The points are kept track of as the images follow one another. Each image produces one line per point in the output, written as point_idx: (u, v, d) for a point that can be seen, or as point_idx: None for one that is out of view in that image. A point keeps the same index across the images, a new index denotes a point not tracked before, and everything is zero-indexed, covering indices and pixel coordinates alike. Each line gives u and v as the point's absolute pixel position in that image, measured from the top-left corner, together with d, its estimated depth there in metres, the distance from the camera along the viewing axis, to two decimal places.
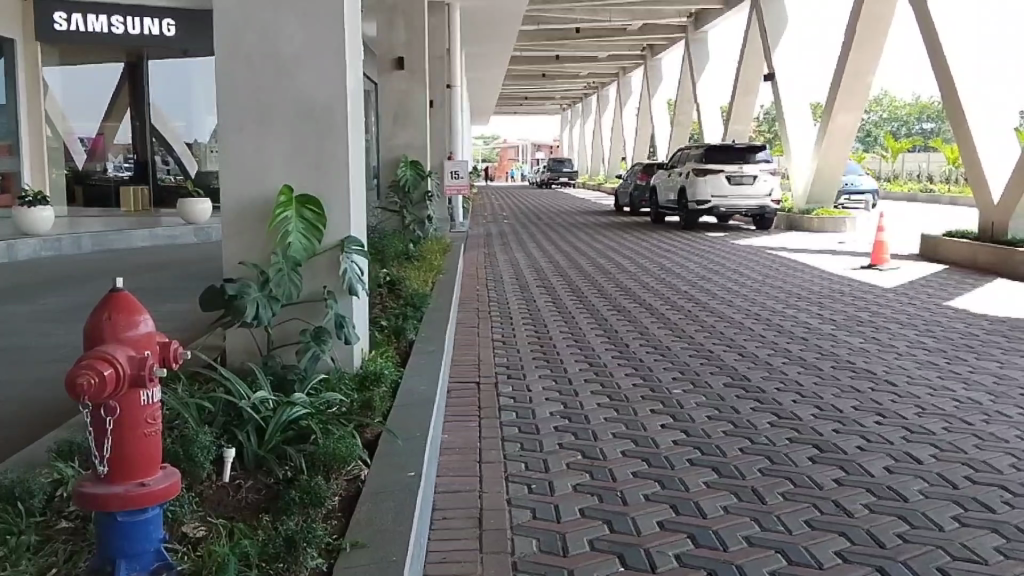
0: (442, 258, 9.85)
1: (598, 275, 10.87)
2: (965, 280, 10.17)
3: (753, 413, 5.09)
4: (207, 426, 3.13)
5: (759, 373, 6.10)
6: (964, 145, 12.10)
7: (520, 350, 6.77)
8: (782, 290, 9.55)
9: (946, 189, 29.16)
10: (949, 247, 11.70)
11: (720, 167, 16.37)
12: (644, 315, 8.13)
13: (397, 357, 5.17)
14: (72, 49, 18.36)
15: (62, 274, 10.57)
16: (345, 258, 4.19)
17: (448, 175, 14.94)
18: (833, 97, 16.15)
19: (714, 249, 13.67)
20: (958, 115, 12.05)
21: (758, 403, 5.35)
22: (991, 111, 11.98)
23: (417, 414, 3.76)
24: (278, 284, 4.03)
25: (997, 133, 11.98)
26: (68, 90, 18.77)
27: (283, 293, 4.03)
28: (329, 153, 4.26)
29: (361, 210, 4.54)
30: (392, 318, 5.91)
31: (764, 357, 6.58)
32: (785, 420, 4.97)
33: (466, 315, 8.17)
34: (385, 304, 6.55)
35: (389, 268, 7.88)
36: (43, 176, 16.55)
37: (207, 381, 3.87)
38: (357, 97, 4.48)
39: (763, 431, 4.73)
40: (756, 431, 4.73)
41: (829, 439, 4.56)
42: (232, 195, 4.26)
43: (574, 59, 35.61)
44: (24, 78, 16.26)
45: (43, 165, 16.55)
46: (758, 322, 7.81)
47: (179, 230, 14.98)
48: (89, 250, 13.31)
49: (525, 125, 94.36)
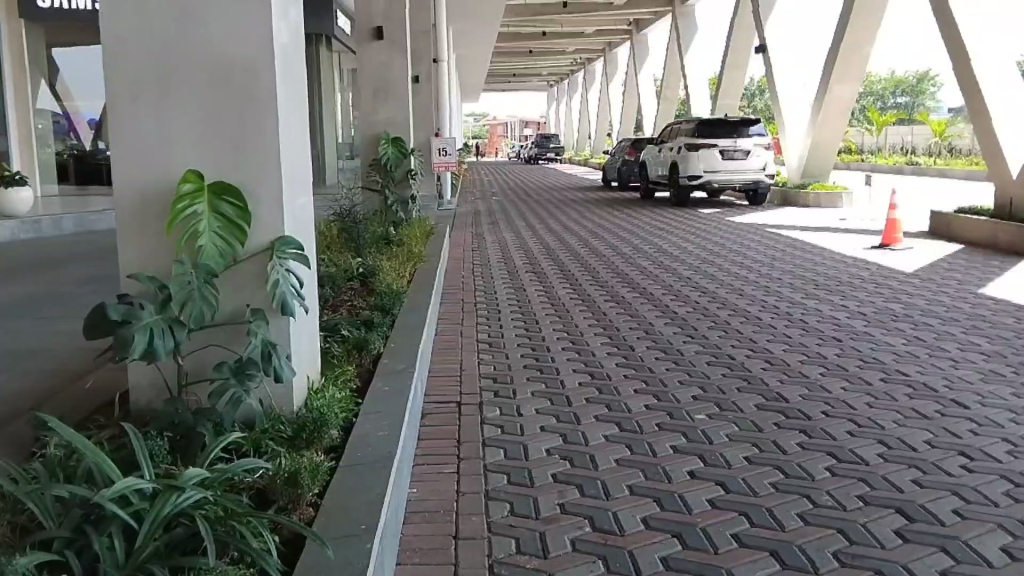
0: (424, 244, 8.79)
1: (593, 258, 9.84)
2: (987, 261, 9.06)
3: (805, 454, 3.80)
4: (58, 528, 2.35)
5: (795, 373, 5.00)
6: (977, 115, 10.89)
7: (509, 354, 5.67)
8: (793, 275, 8.43)
9: (932, 162, 28.13)
10: (961, 225, 10.57)
11: (713, 141, 15.28)
12: (647, 308, 7.02)
13: (356, 383, 3.97)
14: (62, 28, 16.93)
15: (19, 261, 9.50)
16: (277, 259, 3.19)
17: (436, 152, 13.86)
18: (828, 69, 15.08)
19: (708, 227, 12.53)
20: (972, 86, 10.81)
21: (804, 437, 4.01)
22: (1004, 77, 10.74)
23: (368, 504, 2.65)
24: (185, 306, 3.05)
25: (1011, 103, 10.76)
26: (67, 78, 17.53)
27: (190, 314, 3.05)
28: (254, 122, 3.21)
29: (301, 199, 3.52)
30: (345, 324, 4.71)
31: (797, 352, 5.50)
32: (846, 464, 3.69)
33: (451, 311, 7.07)
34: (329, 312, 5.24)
35: (362, 261, 6.74)
36: (30, 158, 15.44)
37: (73, 457, 2.82)
38: (294, 56, 3.48)
39: (822, 486, 3.49)
40: (817, 486, 3.49)
41: (915, 501, 3.35)
42: (124, 182, 3.20)
43: (562, 34, 34.43)
44: (11, 60, 14.92)
45: (30, 150, 15.42)
46: (777, 315, 6.70)
47: None
48: (70, 232, 12.20)
49: (512, 99, 93.24)
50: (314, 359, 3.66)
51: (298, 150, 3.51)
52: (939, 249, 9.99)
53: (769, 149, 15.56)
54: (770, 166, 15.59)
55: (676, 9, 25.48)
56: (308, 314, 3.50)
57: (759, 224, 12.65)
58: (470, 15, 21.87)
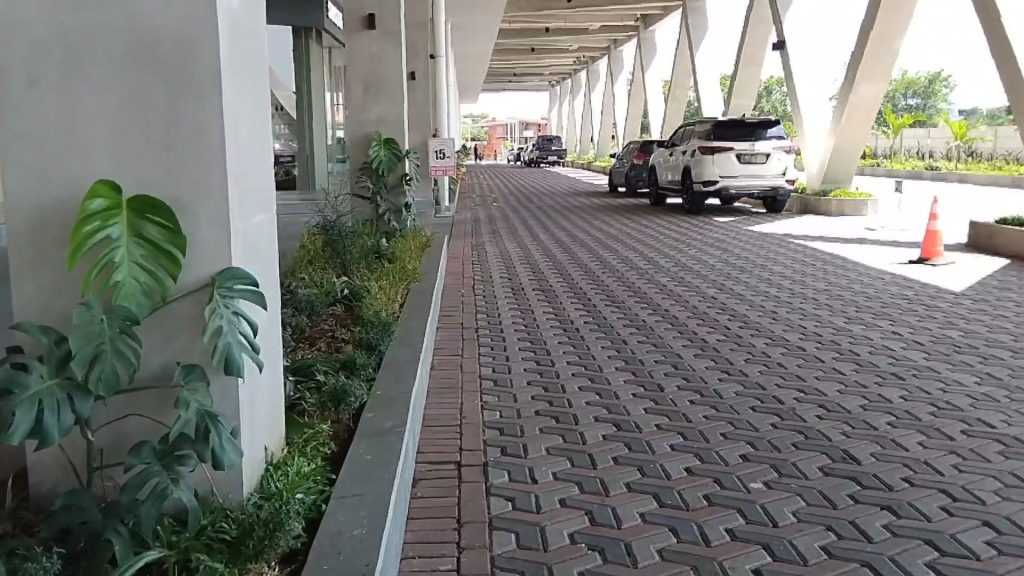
0: (420, 260, 8.02)
1: (606, 272, 9.06)
2: None
3: (898, 544, 3.01)
4: None
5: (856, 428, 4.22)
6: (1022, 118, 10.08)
7: (518, 396, 4.88)
8: (829, 294, 7.67)
9: (951, 167, 27.37)
10: (1006, 237, 9.78)
11: (731, 144, 14.53)
12: (672, 337, 6.24)
13: (334, 450, 3.18)
14: None
15: None
16: (217, 295, 2.35)
17: (433, 154, 13.06)
18: (853, 68, 14.39)
19: (726, 237, 11.77)
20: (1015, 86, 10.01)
21: (892, 517, 3.22)
22: None
23: None
24: (96, 368, 2.20)
25: None
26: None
27: (102, 379, 2.21)
28: (190, 119, 2.41)
29: (258, 218, 2.73)
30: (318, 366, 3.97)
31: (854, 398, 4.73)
32: (955, 560, 2.90)
33: (448, 338, 6.28)
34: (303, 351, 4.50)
35: (346, 293, 5.95)
36: None
37: None
38: (249, 39, 2.70)
39: None
40: None
41: None
42: (20, 199, 2.37)
43: (565, 31, 33.66)
44: None
45: None
46: (820, 346, 5.92)
47: None
48: None
49: (512, 100, 92.53)
50: (276, 419, 2.88)
51: (254, 157, 2.72)
52: (985, 264, 9.20)
53: (790, 153, 14.67)
54: (791, 171, 14.71)
55: (687, 6, 24.73)
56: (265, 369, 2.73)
57: (780, 234, 11.88)
58: (472, 10, 21.09)
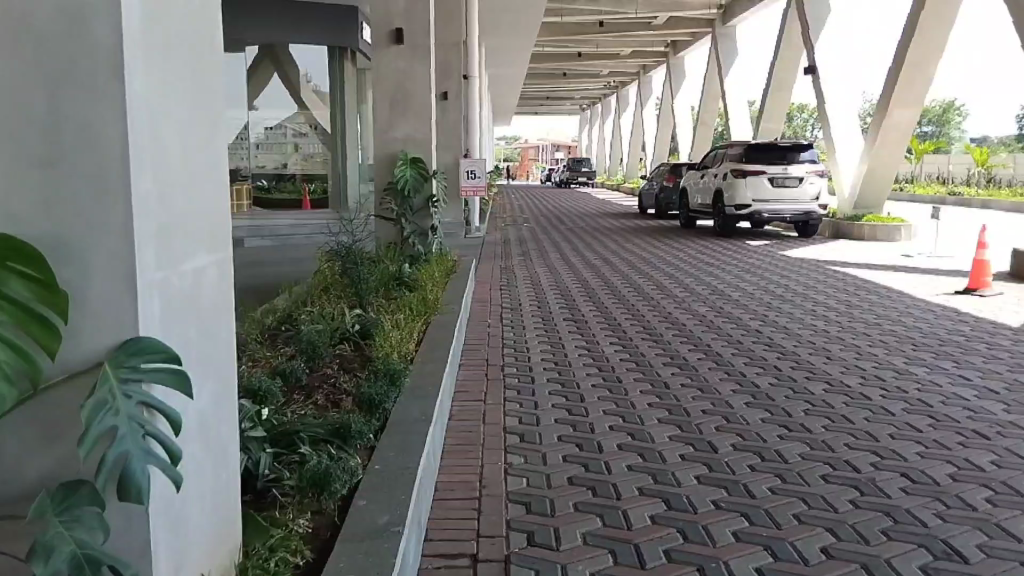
0: (444, 287, 7.35)
1: (640, 300, 8.33)
2: None
3: None
4: None
5: (946, 513, 3.49)
6: None
7: (549, 457, 4.20)
8: (881, 328, 6.89)
9: (974, 192, 26.39)
10: None
11: (762, 167, 13.78)
12: (722, 379, 5.49)
13: (306, 557, 2.54)
14: None
15: None
16: (115, 386, 1.62)
17: (464, 174, 12.37)
18: (888, 91, 13.54)
19: (758, 262, 10.99)
20: None
21: None
22: None
23: None
24: None
25: None
26: (262, 74, 19.37)
27: None
28: (78, 125, 1.68)
29: (196, 256, 2.00)
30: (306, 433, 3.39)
31: (932, 466, 4.00)
32: None
33: (469, 378, 5.58)
34: (296, 411, 3.86)
35: (355, 331, 5.24)
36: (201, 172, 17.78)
37: None
38: (185, 18, 1.98)
39: None
40: None
41: None
42: None
43: (597, 56, 33.03)
44: None
45: None
46: (887, 393, 5.16)
47: None
48: None
49: (543, 123, 92.02)
50: (223, 522, 2.16)
51: (193, 178, 2.00)
52: None
53: (824, 177, 13.92)
54: (823, 196, 13.94)
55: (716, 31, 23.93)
56: (197, 464, 2.00)
57: (811, 260, 11.09)
58: (498, 31, 20.42)
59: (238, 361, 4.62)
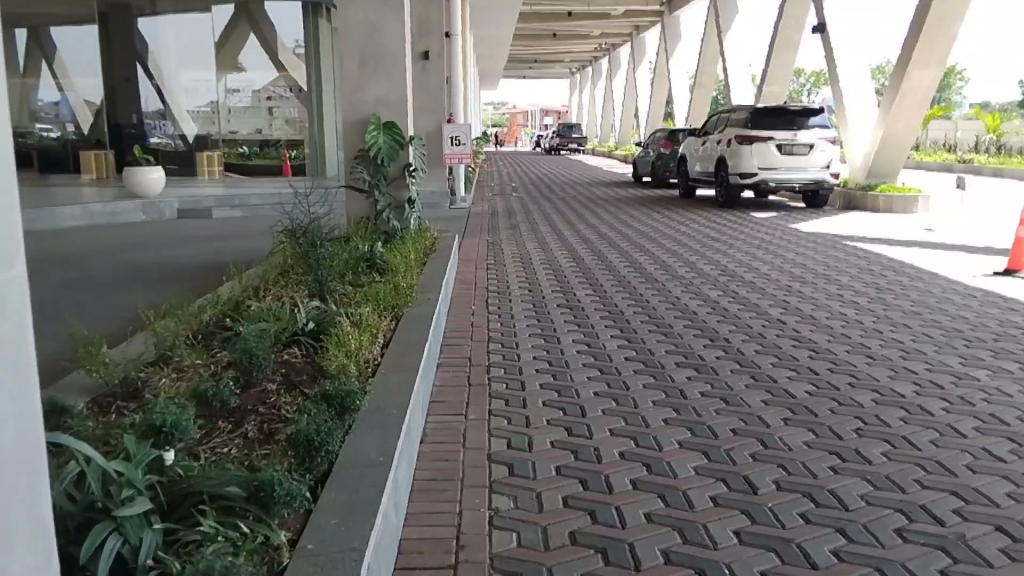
0: (421, 269, 6.45)
1: (645, 281, 7.44)
2: None
3: None
4: None
5: None
6: None
7: (545, 499, 3.32)
8: (922, 318, 6.01)
9: (985, 159, 25.46)
10: None
11: (770, 133, 12.80)
12: (748, 386, 4.59)
13: None
14: None
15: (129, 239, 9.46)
16: None
17: (447, 140, 11.44)
18: (908, 51, 12.63)
19: (769, 236, 10.12)
20: None
21: None
22: None
23: None
24: None
25: None
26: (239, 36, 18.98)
27: None
28: None
29: None
30: (217, 494, 2.48)
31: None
32: None
33: (449, 383, 4.68)
34: (213, 456, 2.94)
35: (306, 334, 4.32)
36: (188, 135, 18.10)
37: None
38: None
39: None
40: None
41: None
42: None
43: (588, 15, 31.99)
44: None
45: None
46: (952, 406, 4.28)
47: (122, 206, 11.71)
48: None
49: (534, 88, 90.73)
50: None
51: None
52: None
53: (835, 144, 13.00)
54: (835, 165, 13.04)
55: None
56: None
57: (825, 233, 10.21)
58: None
59: (158, 374, 3.70)
